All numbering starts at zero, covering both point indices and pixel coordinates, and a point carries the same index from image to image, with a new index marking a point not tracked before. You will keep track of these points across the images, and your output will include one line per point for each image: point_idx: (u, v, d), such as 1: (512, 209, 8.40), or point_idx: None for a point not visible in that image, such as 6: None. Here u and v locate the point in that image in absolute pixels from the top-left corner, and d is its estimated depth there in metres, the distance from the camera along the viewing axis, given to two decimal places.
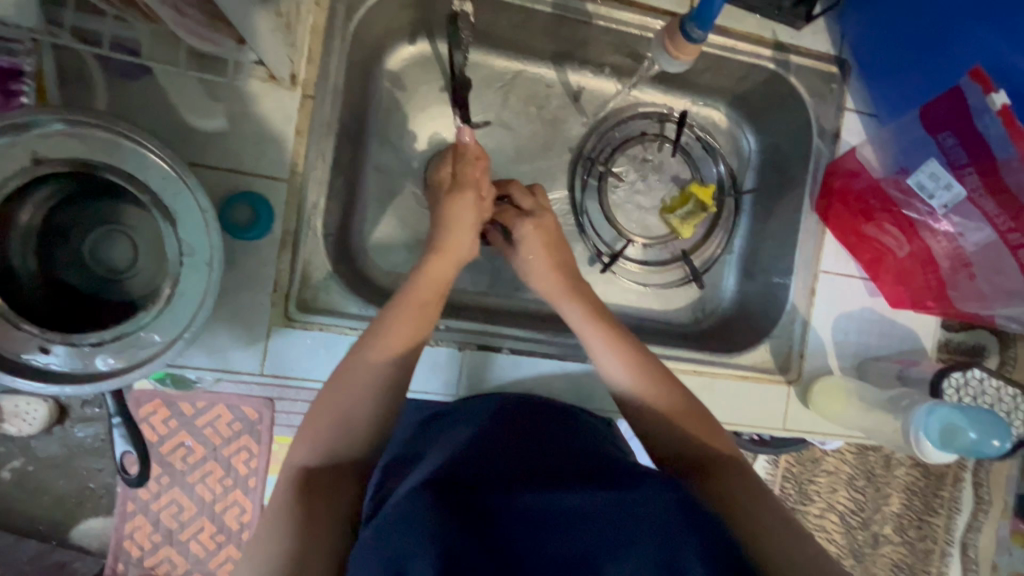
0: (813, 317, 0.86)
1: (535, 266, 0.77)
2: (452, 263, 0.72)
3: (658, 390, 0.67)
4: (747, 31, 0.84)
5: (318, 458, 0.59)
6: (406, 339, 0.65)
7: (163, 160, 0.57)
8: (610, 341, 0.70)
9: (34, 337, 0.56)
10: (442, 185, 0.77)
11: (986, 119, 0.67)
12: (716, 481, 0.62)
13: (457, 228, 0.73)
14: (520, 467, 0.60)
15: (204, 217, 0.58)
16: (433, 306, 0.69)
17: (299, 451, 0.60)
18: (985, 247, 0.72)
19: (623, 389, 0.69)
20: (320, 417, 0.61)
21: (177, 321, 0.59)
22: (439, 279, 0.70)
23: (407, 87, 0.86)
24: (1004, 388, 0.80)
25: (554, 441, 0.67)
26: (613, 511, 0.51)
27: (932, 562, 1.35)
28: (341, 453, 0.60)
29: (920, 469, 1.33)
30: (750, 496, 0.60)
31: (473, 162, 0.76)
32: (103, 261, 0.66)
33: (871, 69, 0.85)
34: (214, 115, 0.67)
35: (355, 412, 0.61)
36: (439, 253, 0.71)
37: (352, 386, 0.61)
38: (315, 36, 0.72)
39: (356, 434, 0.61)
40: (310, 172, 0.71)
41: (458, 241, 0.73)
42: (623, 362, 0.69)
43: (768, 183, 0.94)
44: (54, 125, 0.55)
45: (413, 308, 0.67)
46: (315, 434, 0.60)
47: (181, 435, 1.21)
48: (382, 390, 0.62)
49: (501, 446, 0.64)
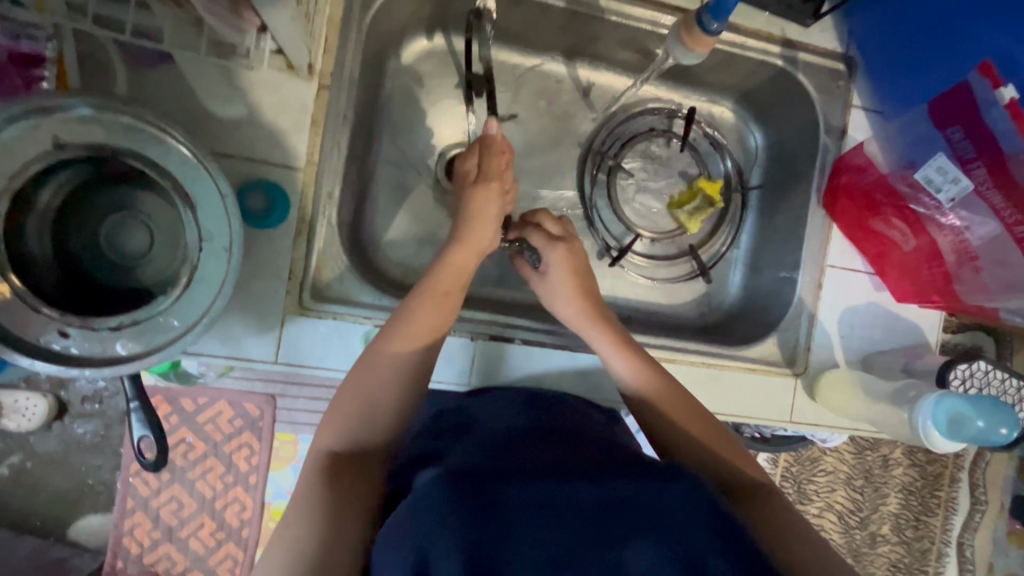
0: (819, 312, 0.87)
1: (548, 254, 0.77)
2: (475, 255, 0.73)
3: (687, 417, 0.70)
4: (756, 28, 0.85)
5: (342, 444, 0.61)
6: (431, 327, 0.67)
7: (185, 146, 0.58)
8: (640, 368, 0.73)
9: (52, 320, 0.57)
10: (467, 176, 0.76)
11: (993, 113, 0.69)
12: (749, 504, 0.65)
13: (480, 221, 0.73)
14: (542, 456, 0.60)
15: (225, 204, 0.59)
16: (454, 295, 0.70)
17: (325, 438, 0.61)
18: (991, 241, 0.73)
19: (656, 416, 0.71)
20: (344, 402, 0.62)
21: (196, 306, 0.59)
22: (463, 269, 0.71)
23: (419, 81, 0.87)
24: (1009, 379, 0.82)
25: (574, 432, 0.68)
26: (635, 504, 0.51)
27: (929, 563, 1.37)
28: (361, 440, 0.61)
29: (918, 469, 1.34)
30: (783, 519, 0.63)
31: (499, 155, 0.76)
32: (116, 248, 0.66)
33: (877, 66, 0.86)
34: (232, 103, 0.68)
35: (380, 399, 0.63)
36: (462, 244, 0.72)
37: (373, 373, 0.63)
38: (331, 27, 0.73)
39: (379, 418, 0.62)
40: (325, 161, 0.72)
41: (481, 233, 0.73)
42: (643, 381, 0.72)
43: (774, 179, 0.95)
44: (78, 109, 0.55)
45: (437, 297, 0.68)
46: (339, 419, 0.62)
47: (182, 430, 1.21)
48: (404, 378, 0.64)
49: (521, 438, 0.64)
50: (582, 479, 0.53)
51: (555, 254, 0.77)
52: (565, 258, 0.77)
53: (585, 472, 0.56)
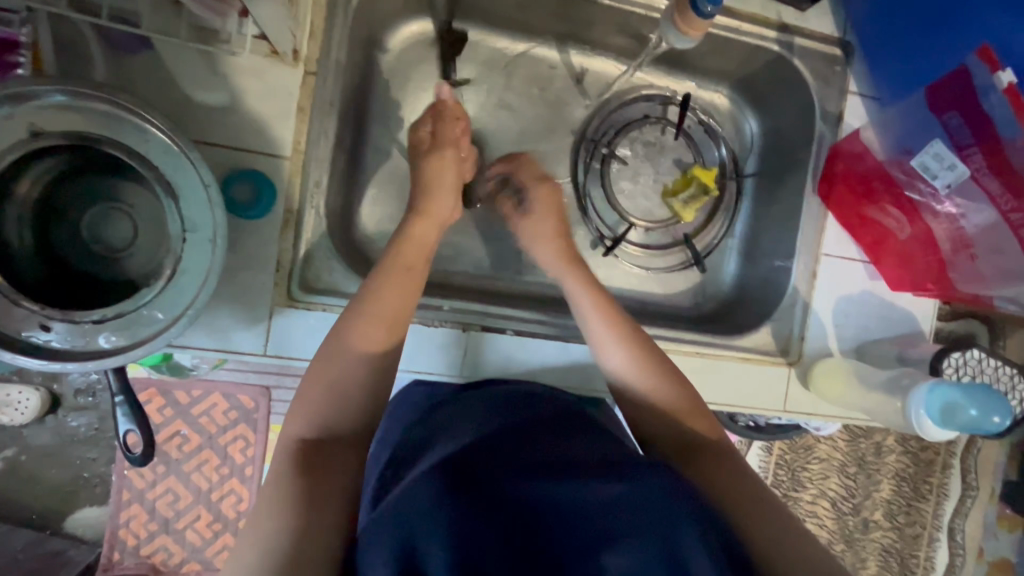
0: (814, 300, 0.86)
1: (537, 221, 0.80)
2: (435, 227, 0.74)
3: (643, 368, 0.69)
4: (753, 12, 0.83)
5: (314, 430, 0.59)
6: (397, 304, 0.67)
7: (164, 132, 0.56)
8: (599, 310, 0.73)
9: (34, 314, 0.55)
10: (421, 144, 0.77)
11: (992, 98, 0.68)
12: (700, 461, 0.63)
13: (439, 191, 0.75)
14: (531, 451, 0.59)
15: (208, 193, 0.57)
16: (418, 268, 0.70)
17: (294, 423, 0.60)
18: (987, 229, 0.73)
19: (610, 365, 0.71)
20: (313, 386, 0.61)
21: (180, 298, 0.58)
22: (423, 242, 0.72)
23: (408, 67, 0.85)
24: (1001, 367, 0.82)
25: (558, 425, 0.67)
26: (629, 500, 0.49)
27: (920, 548, 1.38)
28: (334, 426, 0.60)
29: (910, 456, 1.35)
30: (732, 476, 0.61)
31: (453, 121, 0.77)
32: (101, 239, 0.65)
33: (874, 51, 0.84)
34: (216, 90, 0.66)
35: (347, 378, 0.62)
36: (422, 217, 0.73)
37: (340, 356, 0.62)
38: (317, 11, 0.71)
39: (351, 402, 0.61)
40: (313, 150, 0.70)
41: (440, 204, 0.75)
42: (606, 327, 0.72)
43: (769, 167, 0.94)
44: (54, 96, 0.53)
45: (400, 271, 0.69)
46: (311, 406, 0.60)
47: (177, 423, 1.20)
48: (374, 363, 0.63)
49: (508, 430, 0.63)
50: (570, 477, 0.53)
51: (546, 228, 0.80)
52: (546, 193, 0.80)
53: (575, 469, 0.55)
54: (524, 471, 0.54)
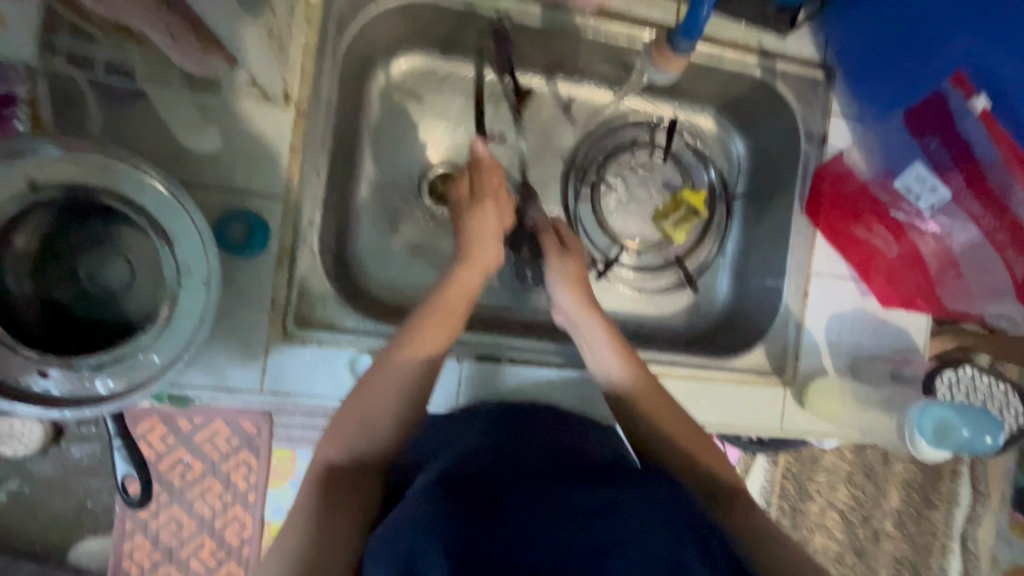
0: (806, 319, 0.87)
1: (555, 288, 0.77)
2: (482, 272, 0.72)
3: (662, 412, 0.70)
4: (733, 39, 0.85)
5: (341, 456, 0.60)
6: (434, 344, 0.66)
7: (160, 182, 0.58)
8: (614, 352, 0.73)
9: (32, 361, 0.56)
10: (461, 199, 0.76)
11: (968, 123, 0.75)
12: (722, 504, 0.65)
13: (481, 238, 0.73)
14: (531, 464, 0.60)
15: (203, 238, 0.59)
16: (459, 314, 0.70)
17: (323, 450, 0.61)
18: (971, 246, 0.78)
19: (622, 394, 0.72)
20: (346, 420, 0.62)
21: (176, 341, 0.59)
22: (468, 289, 0.71)
23: (399, 101, 0.87)
24: (995, 384, 0.81)
25: (563, 441, 0.68)
26: (631, 508, 0.51)
27: (933, 557, 1.37)
28: (360, 453, 0.61)
29: (917, 464, 1.34)
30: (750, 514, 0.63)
31: (490, 174, 0.76)
32: (98, 283, 0.66)
33: (853, 75, 0.86)
34: (208, 134, 0.67)
35: (378, 415, 0.62)
36: (468, 264, 0.72)
37: (376, 391, 0.63)
38: (307, 54, 0.73)
39: (379, 434, 0.62)
40: (304, 189, 0.72)
41: (484, 251, 0.73)
42: (623, 369, 0.72)
43: (758, 187, 0.95)
44: (49, 150, 0.55)
45: (441, 316, 0.68)
46: (342, 434, 0.61)
47: (179, 451, 1.20)
48: (405, 398, 0.63)
49: (516, 447, 0.64)
50: (580, 488, 0.55)
51: (556, 279, 0.77)
52: (561, 270, 0.77)
53: (585, 481, 0.56)
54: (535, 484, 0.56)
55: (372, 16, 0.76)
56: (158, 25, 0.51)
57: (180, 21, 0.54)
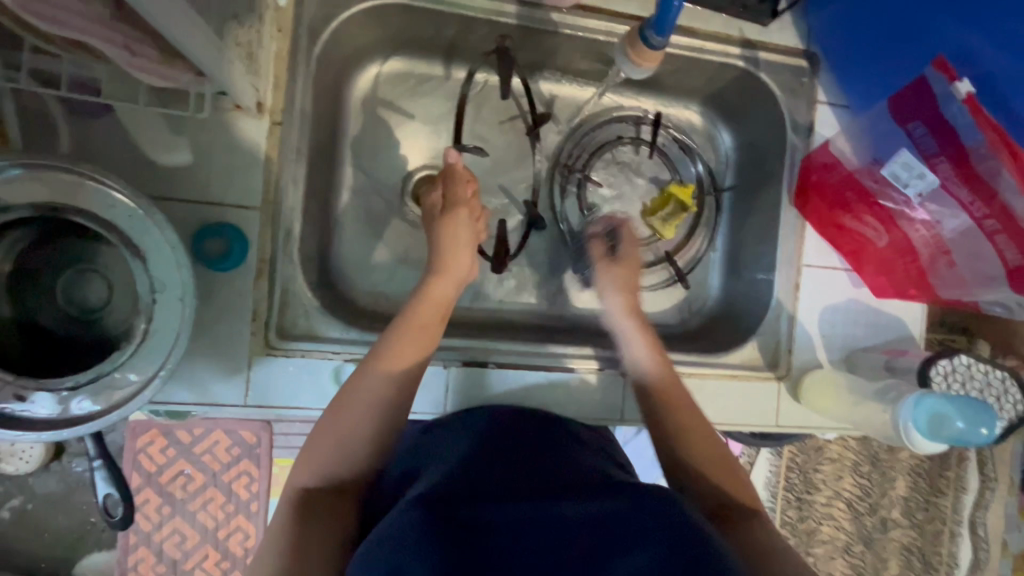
0: (799, 313, 0.86)
1: (605, 291, 0.79)
2: (455, 283, 0.71)
3: (689, 414, 0.69)
4: (714, 31, 0.84)
5: (315, 480, 0.59)
6: (410, 358, 0.65)
7: (127, 197, 0.57)
8: (645, 335, 0.75)
9: (8, 385, 0.55)
10: (434, 208, 0.75)
11: (954, 107, 0.66)
12: (741, 527, 0.60)
13: (452, 247, 0.72)
14: (514, 475, 0.60)
15: (176, 253, 0.58)
16: (434, 325, 0.68)
17: (299, 473, 0.60)
18: (963, 234, 0.71)
19: (649, 379, 0.73)
20: (322, 439, 0.60)
21: (153, 359, 0.58)
22: (442, 300, 0.70)
23: (380, 106, 0.86)
24: (992, 372, 0.79)
25: (548, 450, 0.66)
26: (615, 518, 0.51)
27: (943, 544, 1.35)
28: (334, 474, 0.60)
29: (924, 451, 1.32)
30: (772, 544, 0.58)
31: (464, 183, 0.75)
32: (78, 302, 0.66)
33: (839, 62, 0.85)
34: (182, 148, 0.67)
35: (355, 433, 0.61)
36: (441, 273, 0.70)
37: (352, 409, 0.61)
38: (279, 62, 0.72)
39: (356, 452, 0.61)
40: (282, 199, 0.71)
41: (456, 261, 0.71)
42: (651, 359, 0.73)
43: (746, 180, 0.94)
44: (12, 171, 0.54)
45: (416, 329, 0.67)
46: (316, 456, 0.60)
47: (180, 463, 1.20)
48: (380, 417, 0.62)
49: (501, 454, 0.64)
50: (561, 499, 0.54)
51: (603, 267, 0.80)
52: (615, 275, 0.79)
53: (568, 493, 0.56)
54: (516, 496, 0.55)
55: (346, 21, 0.75)
56: (117, 40, 0.49)
57: (141, 34, 0.52)
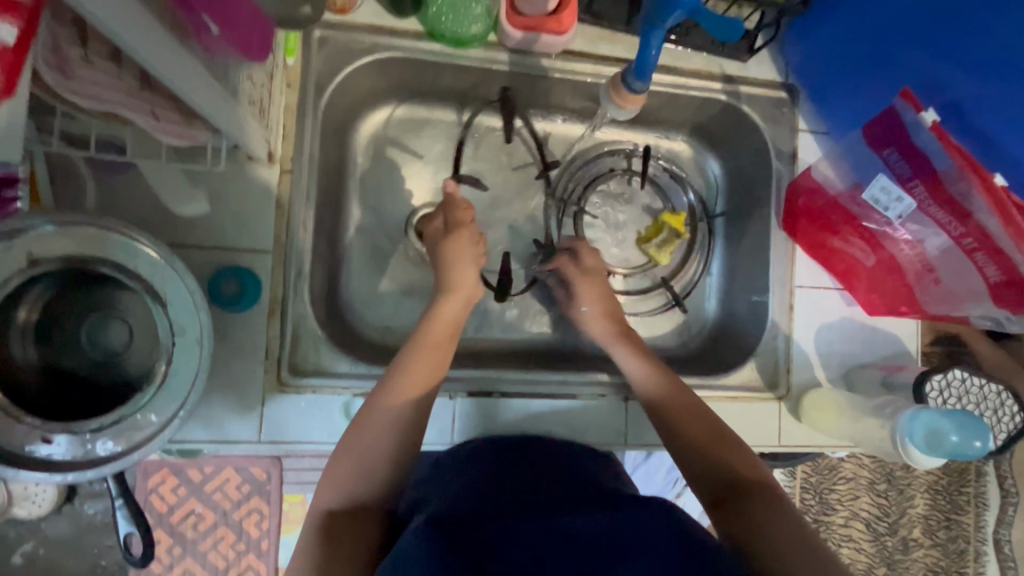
0: (795, 333, 0.88)
1: (585, 308, 0.85)
2: (464, 301, 0.76)
3: (685, 411, 0.73)
4: (695, 68, 0.89)
5: (339, 500, 0.61)
6: (422, 377, 0.68)
7: (150, 247, 0.61)
8: (633, 352, 0.79)
9: (36, 429, 0.58)
10: (436, 234, 0.79)
11: (923, 135, 0.70)
12: (746, 507, 0.62)
13: (461, 264, 0.76)
14: (523, 495, 0.62)
15: (195, 298, 0.62)
16: (446, 344, 0.72)
17: (323, 495, 0.62)
18: (945, 253, 0.74)
19: (641, 388, 0.77)
20: (343, 460, 0.63)
21: (173, 398, 0.61)
22: (450, 318, 0.74)
23: (383, 149, 0.91)
24: (986, 385, 0.80)
25: (559, 475, 0.68)
26: (622, 533, 0.53)
27: (967, 564, 1.33)
28: (360, 495, 0.62)
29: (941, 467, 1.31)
30: (777, 524, 0.59)
31: (464, 209, 0.79)
32: (100, 347, 0.69)
33: (817, 92, 0.89)
34: (196, 199, 0.71)
35: (376, 451, 0.63)
36: (449, 292, 0.75)
37: (372, 428, 0.64)
38: (289, 115, 0.77)
39: (374, 473, 0.63)
40: (292, 241, 0.75)
41: (464, 277, 0.76)
42: (645, 369, 0.77)
43: (736, 206, 0.97)
44: (44, 227, 0.58)
45: (429, 348, 0.70)
46: (338, 476, 0.62)
47: (191, 502, 1.21)
48: (399, 435, 0.64)
49: (511, 478, 0.66)
50: (569, 515, 0.56)
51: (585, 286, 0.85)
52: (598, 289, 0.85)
53: (576, 508, 0.58)
54: (526, 514, 0.57)
55: (349, 74, 0.80)
56: (143, 107, 0.54)
57: (164, 100, 0.57)
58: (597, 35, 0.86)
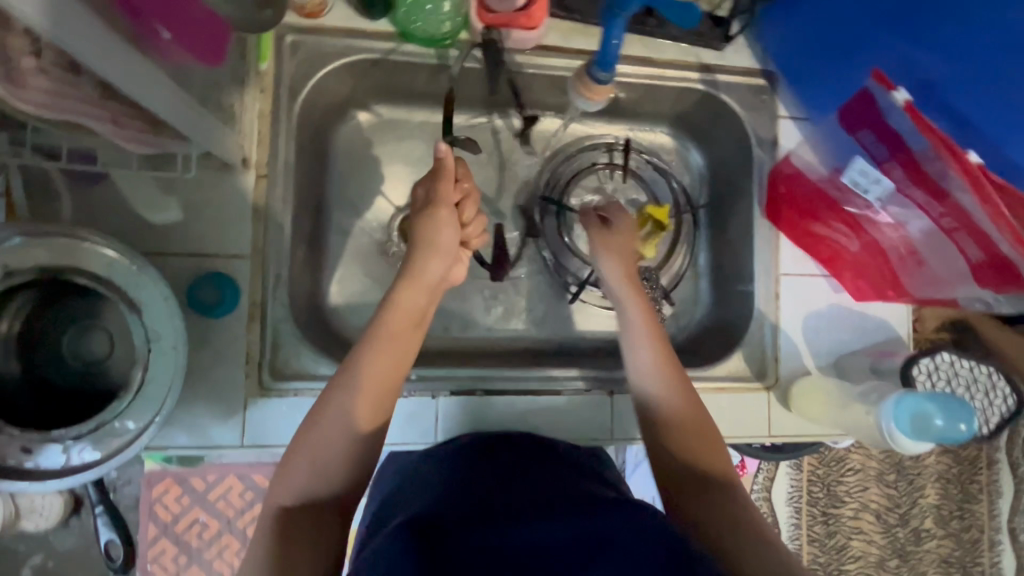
0: (782, 321, 0.87)
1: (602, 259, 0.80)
2: (425, 291, 0.71)
3: (678, 398, 0.69)
4: (671, 58, 0.88)
5: (293, 499, 0.60)
6: (381, 376, 0.66)
7: (122, 256, 0.61)
8: (650, 341, 0.72)
9: (15, 439, 0.58)
10: (417, 205, 0.76)
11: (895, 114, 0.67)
12: (703, 501, 0.63)
13: (429, 250, 0.71)
14: (517, 495, 0.60)
15: (168, 304, 0.62)
16: (411, 337, 0.70)
17: (277, 491, 0.61)
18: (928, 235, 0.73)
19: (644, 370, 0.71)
20: (296, 462, 0.61)
21: (150, 405, 0.62)
22: (411, 309, 0.70)
23: (363, 152, 0.91)
24: (976, 367, 0.80)
25: (553, 477, 0.66)
26: (597, 534, 0.51)
27: (982, 553, 1.31)
28: (315, 493, 0.61)
29: (951, 455, 1.29)
30: (735, 532, 0.59)
31: (449, 182, 0.75)
32: (81, 356, 0.69)
33: (794, 78, 0.88)
34: (172, 207, 0.72)
35: (332, 452, 0.62)
36: (409, 280, 0.70)
37: (328, 430, 0.62)
38: (263, 120, 0.77)
39: (332, 471, 0.62)
40: (269, 246, 0.75)
41: (427, 268, 0.71)
42: (655, 353, 0.72)
43: (720, 195, 0.96)
44: (13, 239, 0.58)
45: (387, 343, 0.67)
46: (289, 476, 0.61)
47: (194, 511, 1.22)
48: (358, 438, 0.63)
49: (506, 476, 0.65)
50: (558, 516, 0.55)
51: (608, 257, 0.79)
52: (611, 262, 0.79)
53: (569, 510, 0.56)
54: (523, 515, 0.56)
55: (325, 78, 0.81)
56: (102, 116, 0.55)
57: (127, 109, 0.58)
58: (572, 29, 0.86)
